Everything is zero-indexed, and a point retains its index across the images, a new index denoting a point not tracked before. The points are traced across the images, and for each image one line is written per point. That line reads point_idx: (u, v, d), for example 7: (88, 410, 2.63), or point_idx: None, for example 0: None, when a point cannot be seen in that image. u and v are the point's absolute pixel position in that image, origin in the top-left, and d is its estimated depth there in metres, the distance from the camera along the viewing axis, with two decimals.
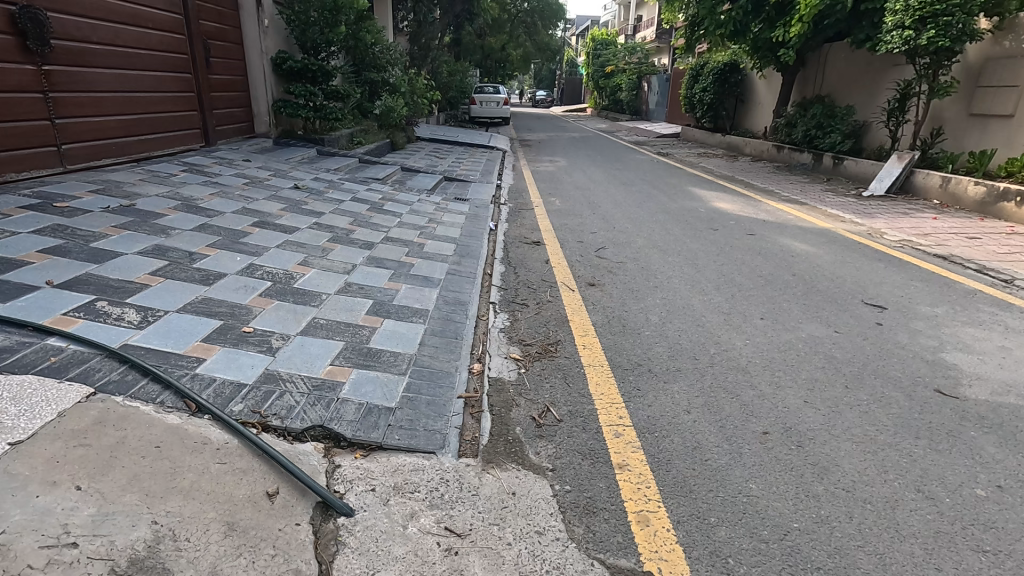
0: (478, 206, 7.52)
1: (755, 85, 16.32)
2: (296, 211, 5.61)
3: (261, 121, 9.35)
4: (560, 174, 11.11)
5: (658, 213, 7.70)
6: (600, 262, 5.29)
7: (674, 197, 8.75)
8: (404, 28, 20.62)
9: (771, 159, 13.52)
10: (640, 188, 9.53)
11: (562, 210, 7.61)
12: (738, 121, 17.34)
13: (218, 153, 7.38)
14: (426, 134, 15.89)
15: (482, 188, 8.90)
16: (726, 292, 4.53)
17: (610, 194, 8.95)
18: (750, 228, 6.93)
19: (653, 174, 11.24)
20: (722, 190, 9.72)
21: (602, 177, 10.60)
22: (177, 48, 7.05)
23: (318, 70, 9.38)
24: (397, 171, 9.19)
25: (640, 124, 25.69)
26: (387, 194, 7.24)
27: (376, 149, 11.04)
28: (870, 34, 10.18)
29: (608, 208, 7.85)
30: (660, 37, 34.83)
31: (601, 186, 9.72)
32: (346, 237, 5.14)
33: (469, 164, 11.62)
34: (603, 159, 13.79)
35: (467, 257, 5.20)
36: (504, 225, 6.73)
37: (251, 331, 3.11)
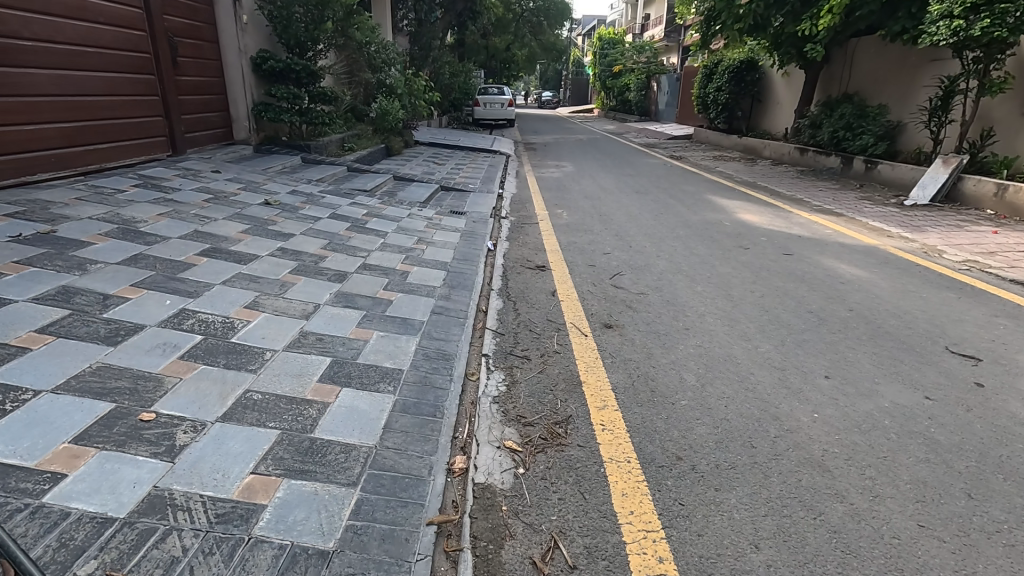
0: (476, 222, 6.69)
1: (774, 83, 15.41)
2: (259, 234, 4.81)
3: (240, 126, 8.56)
4: (568, 181, 10.27)
5: (678, 227, 6.84)
6: (616, 293, 4.44)
7: (694, 208, 7.89)
8: (404, 28, 19.84)
9: (794, 162, 12.61)
10: (656, 197, 8.68)
11: (570, 224, 6.78)
12: (754, 121, 16.41)
13: (184, 163, 6.60)
14: (426, 138, 15.11)
15: (482, 199, 8.08)
16: (775, 336, 3.68)
17: (623, 205, 8.10)
18: (786, 246, 6.06)
19: (668, 181, 10.38)
20: (746, 199, 8.85)
21: (613, 185, 9.75)
22: (136, 46, 6.29)
23: (303, 70, 8.60)
24: (389, 181, 8.39)
25: (650, 125, 24.77)
26: (373, 209, 6.43)
27: (369, 156, 10.24)
28: (908, 26, 9.28)
29: (622, 222, 7.00)
30: (670, 36, 33.93)
31: (613, 195, 8.86)
32: (314, 266, 4.33)
33: (469, 171, 10.80)
34: (613, 163, 12.93)
35: (458, 289, 4.38)
36: (504, 244, 5.90)
37: (151, 418, 2.29)
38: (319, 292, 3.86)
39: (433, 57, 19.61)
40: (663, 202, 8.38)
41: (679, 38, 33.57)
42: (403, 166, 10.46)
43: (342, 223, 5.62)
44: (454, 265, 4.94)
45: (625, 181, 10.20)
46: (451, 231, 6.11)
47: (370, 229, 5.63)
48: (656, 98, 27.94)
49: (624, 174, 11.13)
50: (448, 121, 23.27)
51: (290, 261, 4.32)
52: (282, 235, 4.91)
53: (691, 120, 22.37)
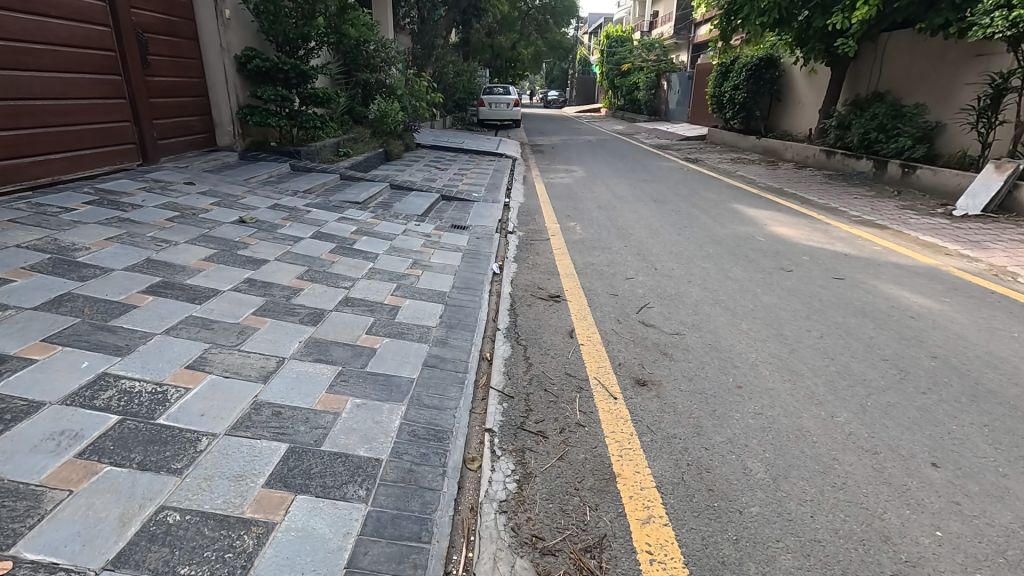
0: (480, 239, 5.96)
1: (795, 82, 14.62)
2: (224, 261, 4.10)
3: (223, 131, 7.85)
4: (580, 188, 9.55)
5: (706, 243, 6.12)
6: (647, 333, 3.72)
7: (722, 221, 7.14)
8: (406, 26, 19.13)
9: (819, 166, 11.84)
10: (676, 206, 7.95)
11: (585, 241, 6.05)
12: (773, 122, 15.61)
13: (154, 174, 5.92)
14: (428, 140, 14.44)
15: (487, 210, 7.36)
16: (852, 397, 2.95)
17: (642, 216, 7.36)
18: (833, 267, 5.33)
19: (687, 187, 9.63)
20: (775, 207, 8.10)
21: (629, 193, 9.01)
22: (97, 43, 5.61)
23: (292, 70, 7.92)
24: (386, 190, 7.70)
25: (660, 125, 24.01)
26: (364, 226, 5.72)
27: (365, 162, 9.53)
28: (952, 18, 8.49)
29: (643, 237, 6.26)
30: (679, 33, 33.16)
31: (630, 204, 8.12)
32: (286, 304, 3.63)
33: (473, 177, 10.10)
34: (626, 167, 12.16)
35: (457, 329, 3.67)
36: (511, 266, 5.19)
37: (6, 568, 1.60)
38: (287, 341, 3.16)
39: (437, 57, 18.90)
40: (686, 212, 7.63)
41: (689, 35, 32.70)
42: (402, 172, 9.75)
43: (326, 245, 4.92)
44: (453, 296, 4.23)
45: (641, 188, 9.45)
46: (451, 251, 5.39)
47: (359, 251, 4.93)
48: (667, 97, 27.11)
49: (639, 180, 10.39)
50: (452, 122, 22.54)
51: (257, 298, 3.62)
52: (253, 261, 4.21)
53: (704, 120, 21.56)
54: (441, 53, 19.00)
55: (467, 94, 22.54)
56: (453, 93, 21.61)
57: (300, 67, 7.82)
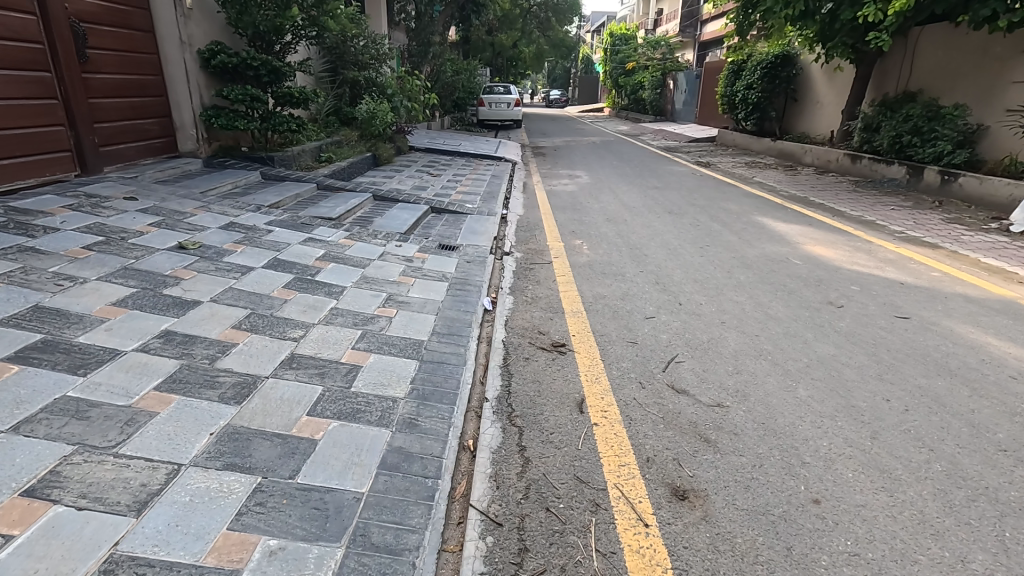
0: (471, 263, 5.10)
1: (814, 80, 13.72)
2: (141, 305, 3.24)
3: (185, 135, 6.98)
4: (585, 197, 8.69)
5: (733, 266, 5.27)
6: (679, 407, 2.87)
7: (748, 238, 6.27)
8: (401, 22, 18.23)
9: (844, 172, 10.97)
10: (693, 220, 7.09)
11: (594, 265, 5.20)
12: (788, 123, 14.73)
13: (90, 188, 5.06)
14: (422, 142, 13.61)
15: (481, 225, 6.50)
16: (982, 522, 2.10)
17: (656, 231, 6.50)
18: (891, 299, 4.46)
19: (703, 197, 8.75)
20: (804, 221, 7.23)
21: (638, 203, 8.14)
22: (19, 33, 4.75)
23: (263, 66, 7.06)
24: (367, 202, 6.86)
25: (667, 126, 23.13)
26: (333, 250, 4.86)
27: (350, 169, 8.69)
28: (1000, 9, 7.64)
29: (660, 260, 5.40)
30: (684, 31, 32.31)
31: (641, 217, 7.26)
32: (208, 368, 2.77)
33: (468, 185, 9.25)
34: (634, 173, 11.29)
35: (432, 402, 2.82)
36: (505, 300, 4.34)
37: None
38: (191, 434, 2.29)
39: (434, 55, 17.99)
40: (707, 227, 6.76)
41: (696, 33, 31.77)
42: (389, 180, 8.91)
43: (282, 277, 4.07)
44: (432, 349, 3.38)
45: (652, 198, 8.59)
46: (435, 282, 4.53)
47: (321, 284, 4.08)
48: (673, 97, 26.20)
49: (649, 188, 9.52)
50: (451, 123, 21.64)
51: (169, 362, 2.74)
52: (179, 304, 3.35)
53: (713, 120, 20.68)
54: (438, 51, 18.11)
55: (466, 94, 21.68)
56: (451, 93, 20.72)
57: (271, 62, 6.97)
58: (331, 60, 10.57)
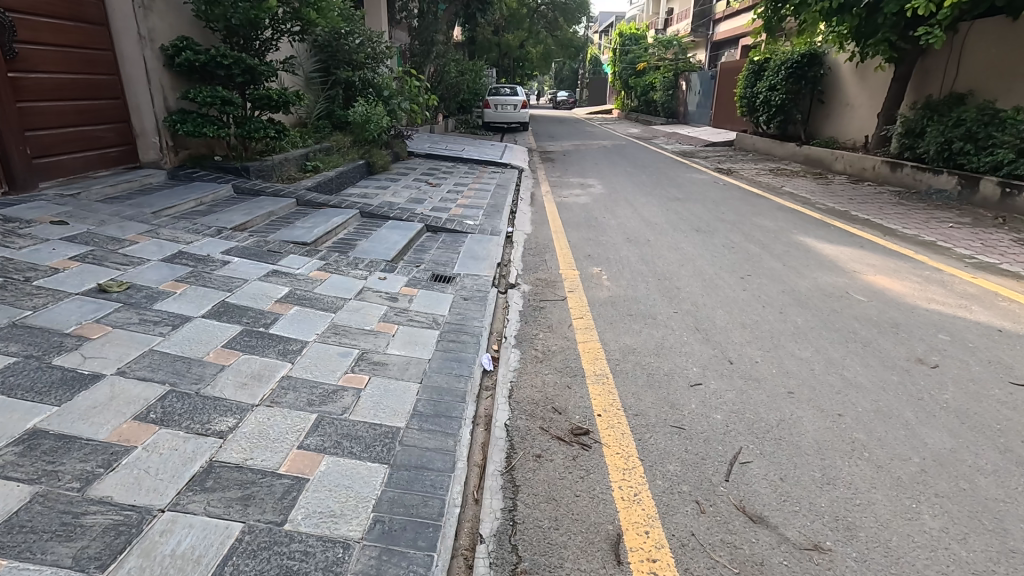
0: (468, 302, 4.23)
1: (845, 81, 12.75)
2: (14, 385, 2.39)
3: (147, 143, 6.12)
4: (600, 212, 7.80)
5: (785, 304, 4.39)
6: (758, 554, 1.99)
7: (794, 265, 5.38)
8: (403, 20, 17.42)
9: (883, 181, 10.01)
10: (727, 241, 6.19)
11: (617, 304, 4.32)
12: (815, 126, 13.76)
13: (12, 209, 4.22)
14: (422, 147, 12.77)
15: (482, 249, 5.63)
16: None
17: (685, 257, 5.62)
18: (995, 355, 3.55)
19: (731, 211, 7.85)
20: (853, 241, 6.32)
21: (660, 220, 7.25)
22: None
23: (236, 64, 6.22)
24: (353, 221, 6.02)
25: (680, 129, 22.19)
26: (300, 286, 4.01)
27: (338, 180, 7.86)
28: None
29: (696, 297, 4.51)
30: (697, 31, 31.35)
31: (665, 237, 6.37)
32: (73, 499, 1.91)
33: (470, 197, 8.39)
34: (651, 182, 10.40)
35: (401, 546, 1.95)
36: (510, 356, 3.46)
37: None
38: None
39: (437, 54, 17.17)
40: (744, 251, 5.86)
41: (708, 32, 30.84)
42: (383, 192, 8.07)
43: (227, 328, 3.21)
44: (410, 442, 2.50)
45: (675, 213, 7.70)
46: (424, 329, 3.66)
47: (277, 339, 3.22)
48: (686, 98, 25.28)
49: (670, 200, 8.63)
50: (455, 125, 20.84)
51: (14, 492, 1.88)
52: (68, 382, 2.47)
53: (729, 123, 19.74)
54: (441, 50, 17.30)
55: (472, 95, 20.97)
56: (455, 94, 19.99)
57: (244, 60, 6.13)
58: (321, 59, 9.75)
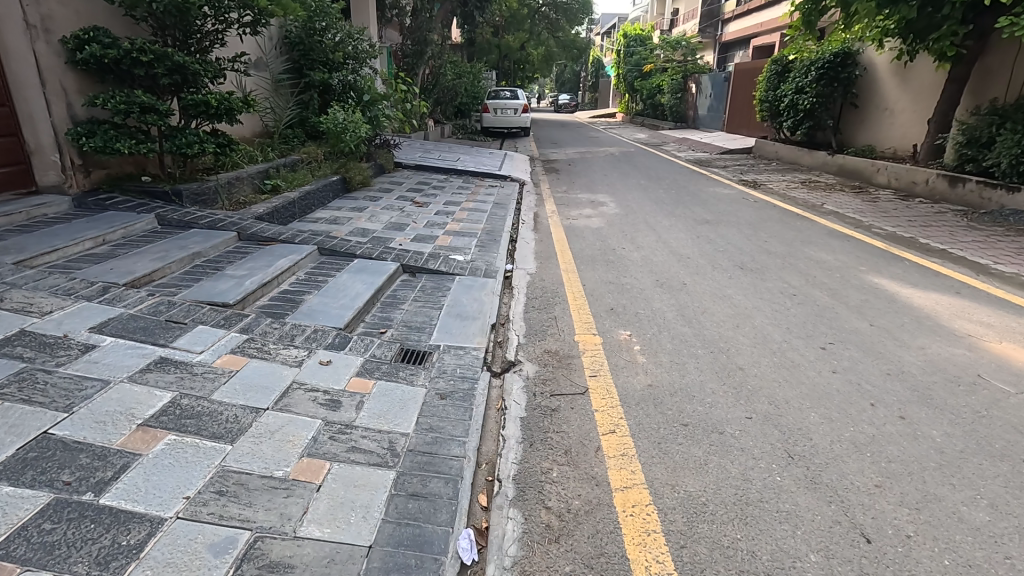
0: (445, 404, 2.91)
1: (885, 83, 11.45)
2: None
3: (44, 162, 4.81)
4: (618, 240, 6.47)
5: (901, 399, 3.07)
6: None
7: (885, 326, 4.07)
8: (394, 17, 16.08)
9: (940, 197, 8.69)
10: (784, 287, 4.88)
11: (661, 404, 3.00)
12: (850, 132, 12.45)
13: None
14: (411, 157, 11.48)
15: (471, 303, 4.31)
16: None
17: (737, 312, 4.29)
18: None
19: (776, 239, 6.53)
20: (944, 284, 5.00)
21: (694, 253, 5.92)
22: None
23: (161, 61, 4.91)
24: (307, 263, 4.70)
25: (691, 134, 20.90)
26: (192, 389, 2.67)
27: (303, 203, 6.55)
28: None
29: (771, 387, 3.19)
30: (705, 30, 30.11)
31: (705, 279, 5.06)
32: None
33: (462, 221, 7.08)
34: (671, 199, 9.09)
35: None
36: (509, 528, 2.15)
37: None
38: None
39: (431, 55, 15.80)
40: (811, 301, 4.55)
41: (717, 32, 29.57)
42: (357, 217, 6.76)
43: (20, 506, 1.88)
44: None
45: (709, 242, 6.38)
46: (371, 472, 2.33)
47: (107, 522, 1.88)
48: (696, 102, 23.98)
49: (699, 223, 7.31)
50: (452, 131, 19.48)
51: None
52: None
53: (745, 129, 18.44)
54: (435, 50, 15.96)
55: (472, 99, 20.08)
56: (453, 97, 19.00)
57: (169, 55, 4.86)
58: (293, 57, 8.80)
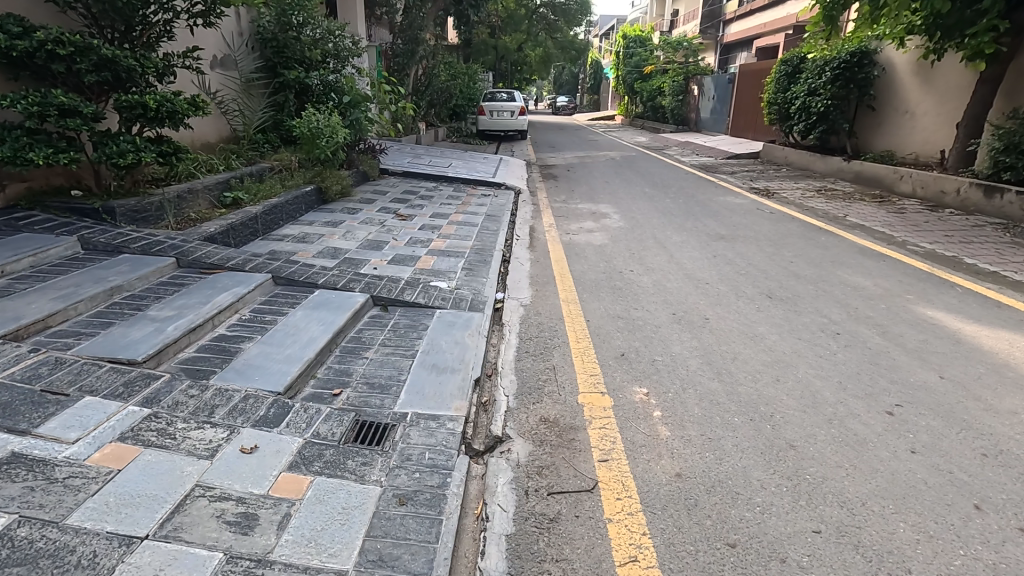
0: (403, 515, 2.13)
1: (907, 84, 10.72)
2: None
3: None
4: (624, 260, 5.71)
5: (1013, 498, 2.32)
6: None
7: (958, 378, 3.32)
8: (384, 15, 15.33)
9: (973, 209, 7.95)
10: (824, 323, 4.12)
11: (697, 510, 2.24)
12: (867, 137, 11.71)
13: None
14: (399, 164, 10.72)
15: (451, 349, 3.54)
16: None
17: (775, 360, 3.53)
18: None
19: (802, 260, 5.78)
20: (1010, 318, 4.27)
21: (712, 277, 5.17)
22: None
23: (86, 55, 4.17)
24: (256, 296, 3.92)
25: (694, 138, 20.20)
26: (39, 509, 1.88)
27: (267, 219, 5.78)
28: None
29: (836, 479, 2.43)
30: (707, 32, 29.49)
31: (730, 313, 4.30)
32: None
33: (449, 238, 6.32)
34: (679, 210, 8.34)
35: None
36: None
37: None
38: None
39: (422, 55, 15.09)
40: (860, 343, 3.80)
41: (718, 34, 28.94)
42: (330, 235, 6.00)
43: None
44: None
45: (727, 264, 5.62)
46: None
47: None
48: (698, 104, 23.27)
49: (713, 240, 6.56)
50: (446, 134, 18.71)
51: None
52: None
53: (751, 132, 17.72)
54: (427, 50, 15.25)
55: (466, 101, 19.31)
56: (447, 100, 18.23)
57: (96, 47, 4.11)
58: (266, 55, 8.03)
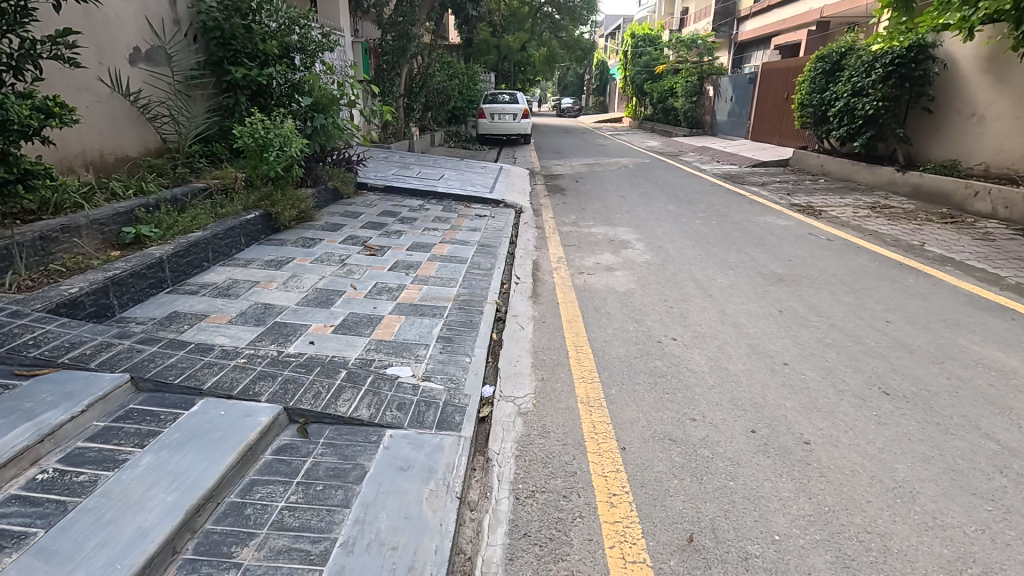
0: None
1: (973, 83, 9.19)
2: None
3: None
4: (661, 319, 4.20)
5: None
6: None
7: None
8: (372, 8, 13.84)
9: None
10: (994, 454, 2.61)
11: None
12: (922, 143, 10.17)
13: None
14: (381, 176, 9.25)
15: (394, 535, 2.05)
16: None
17: (959, 556, 2.03)
18: None
19: (901, 319, 4.27)
20: None
21: (789, 352, 3.68)
22: None
23: None
24: (91, 421, 2.42)
25: (711, 143, 18.67)
26: None
27: (179, 264, 4.31)
28: None
29: None
30: (720, 31, 27.96)
31: (838, 430, 2.81)
32: None
33: (428, 283, 4.82)
34: (715, 236, 6.83)
35: None
36: None
37: None
38: None
39: (414, 52, 13.48)
40: None
41: (732, 32, 27.40)
42: (266, 282, 4.52)
43: None
44: None
45: (801, 326, 4.12)
46: None
47: None
48: (714, 106, 21.73)
49: (771, 285, 5.06)
50: (443, 140, 17.32)
51: None
52: None
53: (776, 137, 16.17)
54: (420, 46, 13.61)
55: (467, 103, 18.09)
56: (444, 102, 16.85)
57: None
58: (210, 49, 6.55)
